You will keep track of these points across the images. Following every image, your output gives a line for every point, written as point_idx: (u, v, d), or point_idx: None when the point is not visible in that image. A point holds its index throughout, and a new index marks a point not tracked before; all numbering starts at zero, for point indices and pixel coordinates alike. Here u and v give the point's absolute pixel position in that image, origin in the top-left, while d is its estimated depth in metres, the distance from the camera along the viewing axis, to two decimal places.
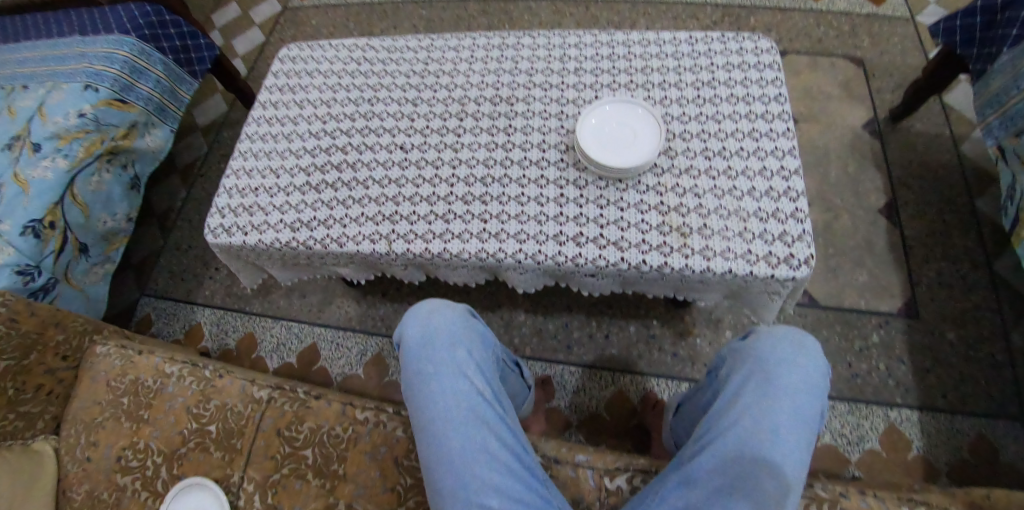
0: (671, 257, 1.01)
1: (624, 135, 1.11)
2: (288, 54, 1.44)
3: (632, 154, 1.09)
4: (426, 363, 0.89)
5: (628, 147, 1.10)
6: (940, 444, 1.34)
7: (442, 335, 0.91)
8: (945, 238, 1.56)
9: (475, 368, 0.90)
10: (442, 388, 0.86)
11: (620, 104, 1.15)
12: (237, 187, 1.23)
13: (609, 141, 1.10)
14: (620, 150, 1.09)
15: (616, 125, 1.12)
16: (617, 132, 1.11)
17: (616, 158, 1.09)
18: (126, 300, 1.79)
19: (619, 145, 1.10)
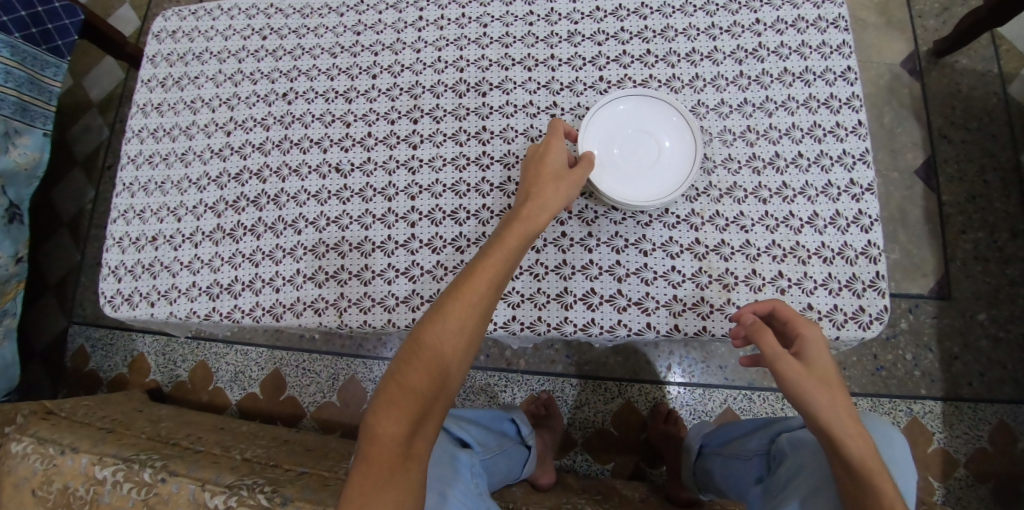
0: (710, 319, 0.78)
1: (643, 152, 0.81)
2: (172, 27, 1.07)
3: (654, 180, 0.80)
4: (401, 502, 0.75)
5: (650, 169, 0.81)
6: (961, 435, 1.28)
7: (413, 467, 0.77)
8: (985, 202, 1.38)
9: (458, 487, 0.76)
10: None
11: (642, 102, 0.82)
12: (139, 239, 0.96)
13: (626, 162, 0.81)
14: (643, 174, 0.81)
15: (633, 134, 0.82)
16: (635, 147, 0.81)
17: (633, 189, 0.80)
18: (50, 333, 1.48)
19: (636, 167, 0.81)
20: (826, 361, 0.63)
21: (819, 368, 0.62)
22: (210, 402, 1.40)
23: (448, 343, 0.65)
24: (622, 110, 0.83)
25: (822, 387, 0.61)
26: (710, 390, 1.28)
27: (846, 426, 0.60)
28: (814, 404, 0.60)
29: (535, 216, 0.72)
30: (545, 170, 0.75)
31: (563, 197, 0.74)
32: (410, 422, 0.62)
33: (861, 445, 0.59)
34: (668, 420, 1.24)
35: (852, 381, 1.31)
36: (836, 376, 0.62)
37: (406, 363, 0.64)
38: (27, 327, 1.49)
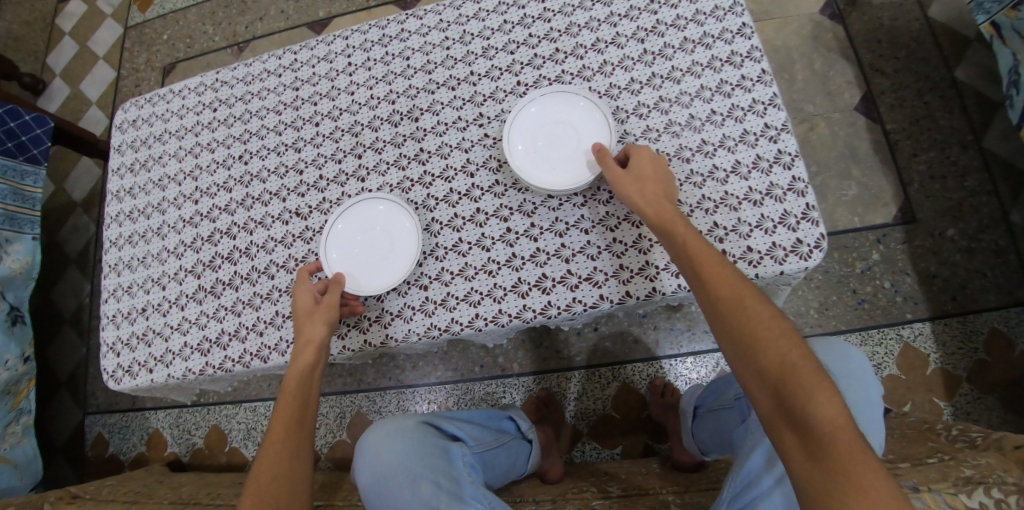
0: (658, 280, 0.82)
1: (560, 141, 0.86)
2: (127, 117, 1.14)
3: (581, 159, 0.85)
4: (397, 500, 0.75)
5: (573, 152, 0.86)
6: (957, 351, 1.29)
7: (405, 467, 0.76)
8: (930, 123, 1.41)
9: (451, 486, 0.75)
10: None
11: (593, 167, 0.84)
12: (125, 312, 1.02)
13: (376, 239, 0.88)
14: (387, 248, 0.87)
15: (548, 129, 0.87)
16: (556, 138, 0.86)
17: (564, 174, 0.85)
18: (70, 427, 1.55)
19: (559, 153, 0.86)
20: (650, 170, 0.79)
21: (641, 175, 0.79)
22: (229, 462, 1.42)
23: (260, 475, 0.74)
24: (367, 202, 0.90)
25: (641, 186, 0.78)
26: (700, 355, 1.30)
27: (659, 209, 0.76)
28: (633, 199, 0.77)
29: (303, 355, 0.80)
30: (302, 312, 0.84)
31: (323, 325, 0.82)
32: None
33: (678, 222, 0.74)
34: (664, 392, 1.25)
35: (838, 320, 1.33)
36: (648, 173, 0.79)
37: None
38: (51, 423, 1.55)
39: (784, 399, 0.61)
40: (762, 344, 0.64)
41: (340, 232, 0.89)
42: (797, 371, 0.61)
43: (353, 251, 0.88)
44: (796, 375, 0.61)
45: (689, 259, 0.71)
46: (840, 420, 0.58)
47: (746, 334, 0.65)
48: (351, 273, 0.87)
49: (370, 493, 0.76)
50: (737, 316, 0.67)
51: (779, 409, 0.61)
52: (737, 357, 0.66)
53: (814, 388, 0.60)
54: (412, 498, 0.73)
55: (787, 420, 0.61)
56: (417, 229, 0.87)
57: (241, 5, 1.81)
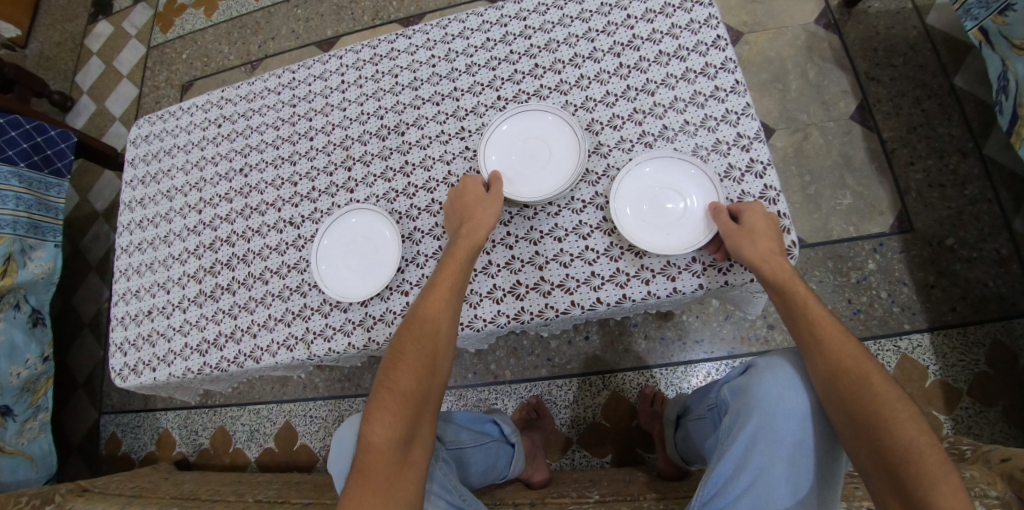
0: (628, 286, 0.83)
1: (665, 202, 0.84)
2: (140, 132, 1.19)
3: (552, 170, 0.88)
4: None
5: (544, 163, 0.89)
6: (956, 363, 1.26)
7: None
8: (927, 131, 1.40)
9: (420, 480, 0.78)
10: None
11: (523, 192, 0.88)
12: (129, 315, 1.07)
13: (359, 249, 0.92)
14: (371, 256, 0.91)
15: (520, 142, 0.90)
16: (529, 154, 0.89)
17: (536, 185, 0.88)
18: (86, 425, 1.62)
19: (532, 165, 0.89)
20: (763, 224, 0.77)
21: (753, 229, 0.76)
22: (232, 463, 1.47)
23: (422, 335, 0.77)
24: (348, 215, 0.94)
25: (756, 242, 0.75)
26: (691, 365, 1.28)
27: (774, 268, 0.74)
28: (748, 256, 0.75)
29: (475, 232, 0.83)
30: (471, 197, 0.86)
31: (493, 214, 0.84)
32: (400, 431, 0.72)
33: (798, 288, 0.74)
34: (654, 401, 1.23)
35: None
36: (766, 230, 0.77)
37: (392, 372, 0.75)
38: (68, 422, 1.63)
39: (904, 484, 0.62)
40: (883, 425, 0.64)
41: (327, 246, 0.93)
42: (920, 459, 0.61)
43: (341, 250, 0.92)
44: (916, 462, 0.61)
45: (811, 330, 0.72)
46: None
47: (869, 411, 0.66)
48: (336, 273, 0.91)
49: None
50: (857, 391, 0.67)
51: (896, 493, 0.63)
52: (856, 434, 0.67)
53: (936, 478, 0.60)
54: None
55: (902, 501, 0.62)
56: (397, 236, 0.90)
57: (255, 25, 1.90)
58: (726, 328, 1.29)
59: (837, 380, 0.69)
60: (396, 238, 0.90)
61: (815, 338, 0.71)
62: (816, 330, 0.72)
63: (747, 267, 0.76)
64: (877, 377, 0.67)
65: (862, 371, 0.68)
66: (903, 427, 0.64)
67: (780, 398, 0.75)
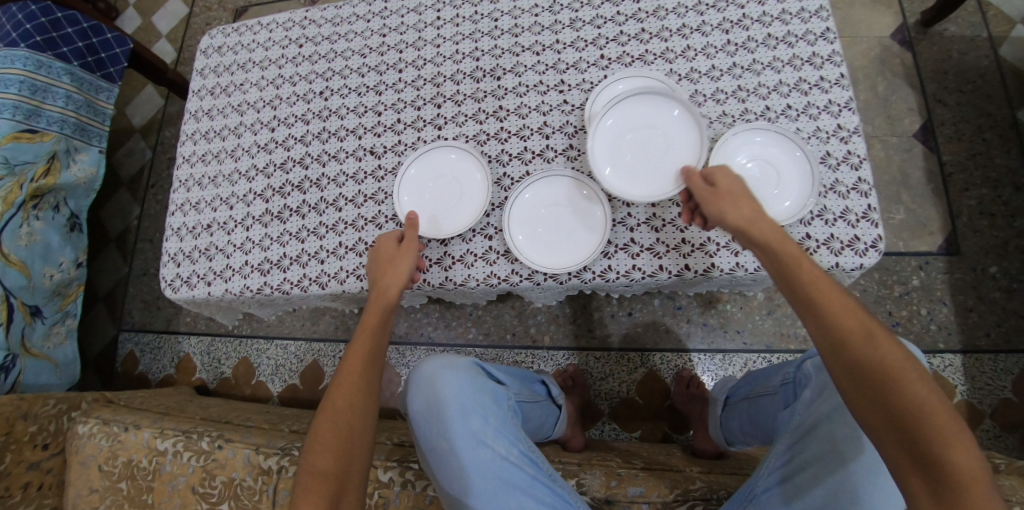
0: (717, 256, 0.84)
1: (753, 167, 0.86)
2: (213, 43, 1.15)
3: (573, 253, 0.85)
4: (439, 438, 0.77)
5: (573, 239, 0.86)
6: (984, 387, 1.29)
7: (451, 407, 0.77)
8: (985, 160, 1.42)
9: (495, 432, 0.76)
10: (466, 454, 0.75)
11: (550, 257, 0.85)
12: (186, 226, 1.04)
13: (444, 189, 0.91)
14: (459, 196, 0.90)
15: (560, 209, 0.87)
16: (643, 125, 0.85)
17: (545, 257, 0.85)
18: (103, 340, 1.60)
19: (550, 242, 0.86)
20: (737, 185, 0.76)
21: (728, 189, 0.75)
22: (253, 395, 1.46)
23: (337, 405, 0.74)
24: (442, 151, 0.93)
25: (726, 197, 0.75)
26: (729, 355, 1.29)
27: (763, 228, 0.72)
28: (733, 220, 0.73)
29: (386, 293, 0.81)
30: (384, 256, 0.84)
31: (403, 269, 0.82)
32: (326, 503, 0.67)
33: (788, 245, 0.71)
34: (690, 384, 1.25)
35: None
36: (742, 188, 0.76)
37: (312, 454, 0.71)
38: (85, 335, 1.61)
39: (919, 452, 0.58)
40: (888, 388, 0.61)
41: (413, 176, 0.92)
42: (933, 422, 0.58)
43: (428, 186, 0.91)
44: (928, 426, 0.58)
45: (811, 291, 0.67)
46: (974, 470, 0.56)
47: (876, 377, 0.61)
48: (418, 207, 0.90)
49: (419, 421, 0.78)
50: (861, 354, 0.63)
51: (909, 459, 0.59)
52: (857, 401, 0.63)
53: (952, 439, 0.57)
54: (460, 431, 0.76)
55: (918, 469, 0.58)
56: (488, 179, 0.89)
57: None
58: (768, 323, 1.30)
59: (842, 344, 0.64)
60: (486, 180, 0.90)
61: (813, 300, 0.66)
62: (817, 289, 0.67)
63: (732, 230, 0.74)
64: (878, 335, 0.63)
65: (868, 331, 0.64)
66: (914, 390, 0.60)
67: None
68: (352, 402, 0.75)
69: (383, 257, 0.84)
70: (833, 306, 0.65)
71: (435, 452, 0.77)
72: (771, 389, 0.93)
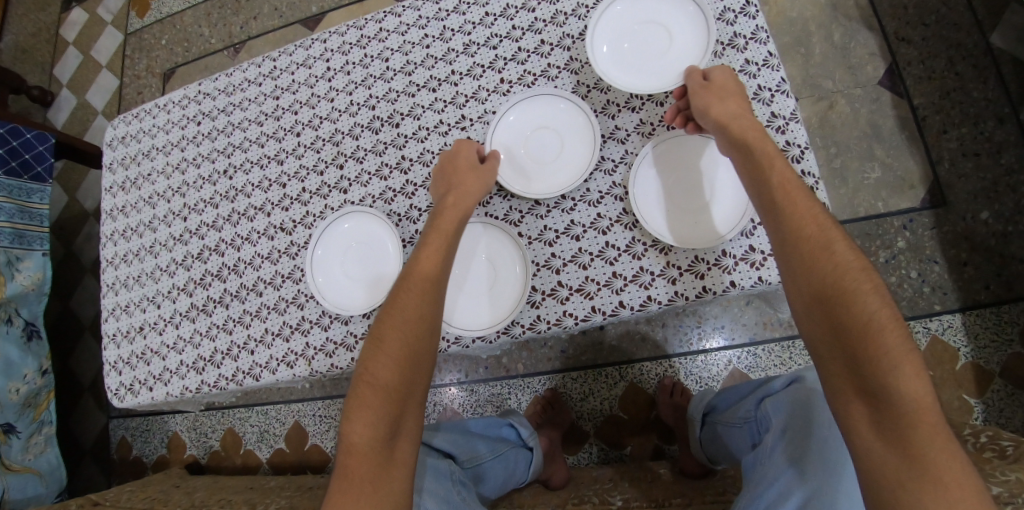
0: (653, 287, 0.77)
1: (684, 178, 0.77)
2: (116, 133, 1.11)
3: (499, 310, 0.78)
4: None
5: (499, 296, 0.79)
6: (989, 344, 1.20)
7: None
8: (962, 95, 1.30)
9: None
10: None
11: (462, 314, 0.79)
12: (120, 331, 1.01)
13: (358, 260, 0.85)
14: (372, 266, 0.85)
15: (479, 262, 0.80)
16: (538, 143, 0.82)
17: (465, 317, 0.79)
18: (97, 430, 1.62)
19: (472, 298, 0.79)
20: (730, 87, 0.73)
21: (721, 87, 0.73)
22: (245, 464, 1.45)
23: (408, 313, 0.68)
24: (344, 221, 0.87)
25: (722, 98, 0.72)
26: (710, 354, 1.23)
27: (741, 125, 0.69)
28: (715, 113, 0.71)
29: (461, 201, 0.76)
30: (459, 164, 0.80)
31: (481, 184, 0.78)
32: (383, 428, 0.62)
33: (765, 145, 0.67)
34: (673, 392, 1.19)
35: None
36: (737, 90, 0.73)
37: (372, 359, 0.65)
38: (79, 428, 1.63)
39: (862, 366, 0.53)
40: (841, 302, 0.55)
41: (321, 256, 0.87)
42: (884, 334, 0.53)
43: (339, 261, 0.86)
44: (876, 338, 0.53)
45: (777, 189, 0.63)
46: (924, 399, 0.51)
47: (831, 285, 0.56)
48: (334, 287, 0.85)
49: None
50: (817, 257, 0.58)
51: (850, 374, 0.54)
52: (809, 306, 0.58)
53: (901, 357, 0.52)
54: None
55: (860, 389, 0.53)
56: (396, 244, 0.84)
57: (235, 4, 1.79)
58: (749, 313, 1.22)
59: (799, 244, 0.60)
60: (395, 244, 0.84)
61: (778, 205, 0.62)
62: (783, 195, 0.62)
63: (712, 125, 0.71)
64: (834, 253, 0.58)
65: (825, 235, 0.59)
66: (863, 298, 0.55)
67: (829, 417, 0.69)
68: (421, 310, 0.68)
69: (460, 163, 0.80)
70: (796, 206, 0.61)
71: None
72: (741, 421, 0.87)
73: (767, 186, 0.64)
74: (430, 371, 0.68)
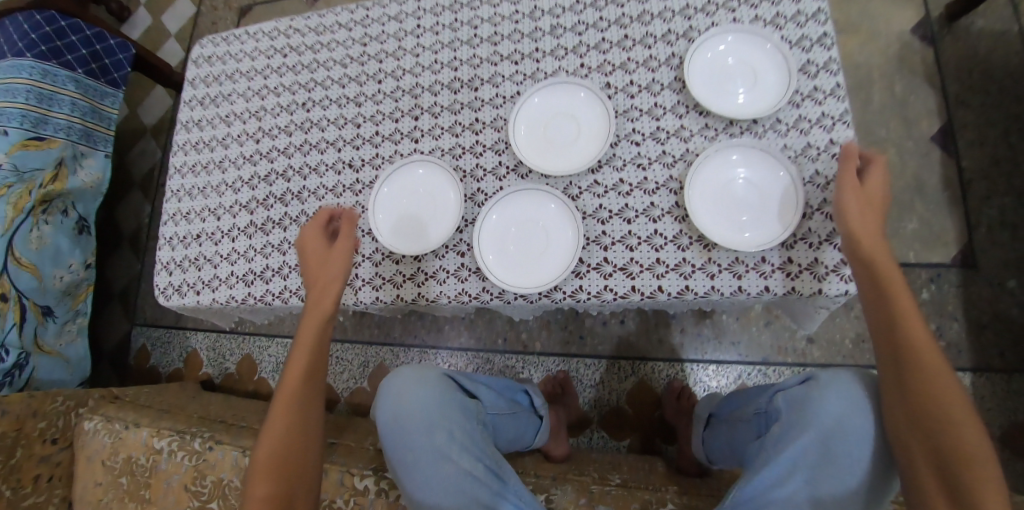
0: (692, 279, 0.80)
1: (738, 186, 0.81)
2: (203, 52, 1.17)
3: (542, 275, 0.83)
4: (404, 453, 0.76)
5: (544, 262, 0.83)
6: (995, 408, 1.23)
7: (415, 421, 0.77)
8: (1011, 166, 1.33)
9: (460, 448, 0.76)
10: (429, 474, 0.75)
11: (508, 272, 0.83)
12: (178, 235, 1.07)
13: (417, 207, 0.90)
14: (429, 213, 0.90)
15: (530, 227, 0.84)
16: (560, 129, 0.89)
17: (511, 275, 0.83)
18: (118, 335, 1.68)
19: (521, 260, 0.84)
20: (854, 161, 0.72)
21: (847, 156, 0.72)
22: (255, 391, 1.51)
23: (294, 382, 0.78)
24: (414, 167, 0.93)
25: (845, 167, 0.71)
26: (723, 365, 1.26)
27: (862, 206, 0.70)
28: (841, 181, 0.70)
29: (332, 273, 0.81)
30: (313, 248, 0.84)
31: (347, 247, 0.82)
32: (277, 484, 0.74)
33: (878, 227, 0.69)
34: (681, 395, 1.21)
35: None
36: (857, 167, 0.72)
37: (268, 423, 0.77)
38: (102, 330, 1.69)
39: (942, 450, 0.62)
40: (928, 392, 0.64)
41: (386, 194, 0.92)
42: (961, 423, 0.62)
43: (399, 204, 0.91)
44: (955, 430, 0.62)
45: (884, 276, 0.67)
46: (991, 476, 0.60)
47: (920, 376, 0.65)
48: (392, 227, 0.90)
49: (385, 434, 0.78)
50: (909, 350, 0.66)
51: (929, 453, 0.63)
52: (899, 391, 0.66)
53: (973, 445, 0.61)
54: (426, 444, 0.76)
55: (937, 467, 0.62)
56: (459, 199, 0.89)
57: None
58: (765, 335, 1.26)
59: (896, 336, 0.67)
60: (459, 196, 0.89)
61: (883, 292, 0.67)
62: (885, 285, 0.67)
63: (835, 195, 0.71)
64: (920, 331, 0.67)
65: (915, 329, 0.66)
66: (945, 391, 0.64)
67: (847, 411, 0.71)
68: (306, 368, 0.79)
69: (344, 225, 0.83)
70: (897, 298, 0.67)
71: (402, 467, 0.76)
72: (749, 414, 0.88)
73: (875, 266, 0.67)
74: (316, 419, 0.79)
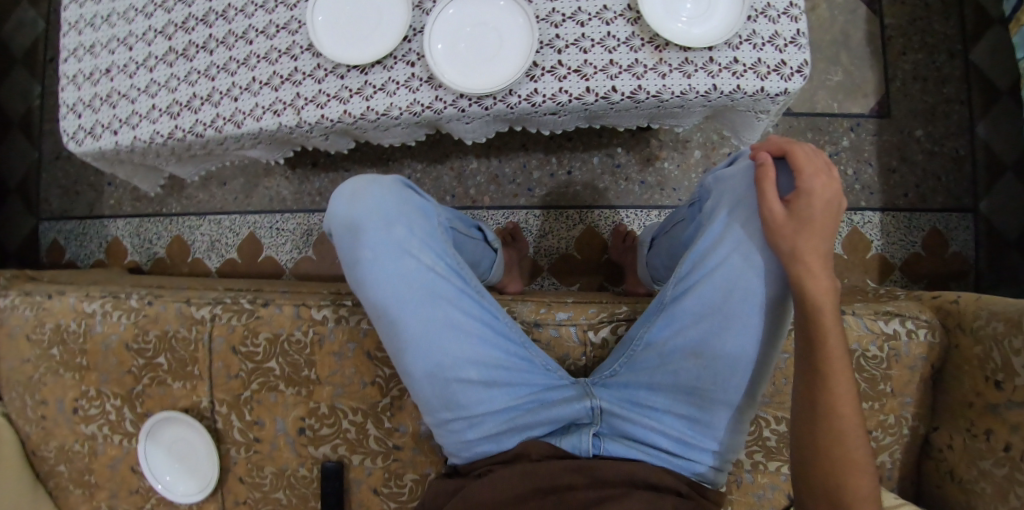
0: (645, 79, 0.80)
1: None
2: None
3: (491, 80, 0.81)
4: (359, 250, 0.75)
5: (495, 66, 0.81)
6: (898, 241, 1.38)
7: (371, 218, 0.75)
8: (925, 25, 1.42)
9: (418, 242, 0.76)
10: (385, 270, 0.74)
11: (457, 75, 0.81)
12: (83, 73, 0.95)
13: (360, 13, 0.85)
14: (374, 21, 0.84)
15: (483, 31, 0.82)
16: None
17: (461, 78, 0.81)
18: (25, 230, 1.52)
19: (473, 63, 0.81)
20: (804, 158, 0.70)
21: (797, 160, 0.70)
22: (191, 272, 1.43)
23: None
24: None
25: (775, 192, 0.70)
26: (664, 211, 1.31)
27: (799, 200, 0.69)
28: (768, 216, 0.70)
29: None
30: None
31: None
32: None
33: (806, 212, 0.69)
34: (626, 239, 1.27)
35: None
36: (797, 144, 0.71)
37: None
38: (5, 226, 1.53)
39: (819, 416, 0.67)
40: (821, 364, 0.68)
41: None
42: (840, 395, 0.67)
43: (342, 12, 0.85)
44: (834, 403, 0.67)
45: (799, 260, 0.68)
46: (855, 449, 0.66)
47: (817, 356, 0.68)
48: (333, 35, 0.84)
49: (341, 236, 0.76)
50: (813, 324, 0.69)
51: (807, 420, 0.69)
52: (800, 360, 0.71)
53: (845, 417, 0.66)
54: (383, 237, 0.75)
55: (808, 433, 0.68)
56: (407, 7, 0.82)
57: None
58: None
59: (805, 312, 0.69)
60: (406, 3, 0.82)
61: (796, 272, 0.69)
62: (799, 264, 0.68)
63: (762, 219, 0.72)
64: (826, 272, 0.69)
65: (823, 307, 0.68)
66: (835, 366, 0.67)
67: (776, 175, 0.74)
68: None
69: None
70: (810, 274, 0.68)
71: (357, 266, 0.75)
72: (685, 214, 0.90)
73: (790, 250, 0.69)
74: None
